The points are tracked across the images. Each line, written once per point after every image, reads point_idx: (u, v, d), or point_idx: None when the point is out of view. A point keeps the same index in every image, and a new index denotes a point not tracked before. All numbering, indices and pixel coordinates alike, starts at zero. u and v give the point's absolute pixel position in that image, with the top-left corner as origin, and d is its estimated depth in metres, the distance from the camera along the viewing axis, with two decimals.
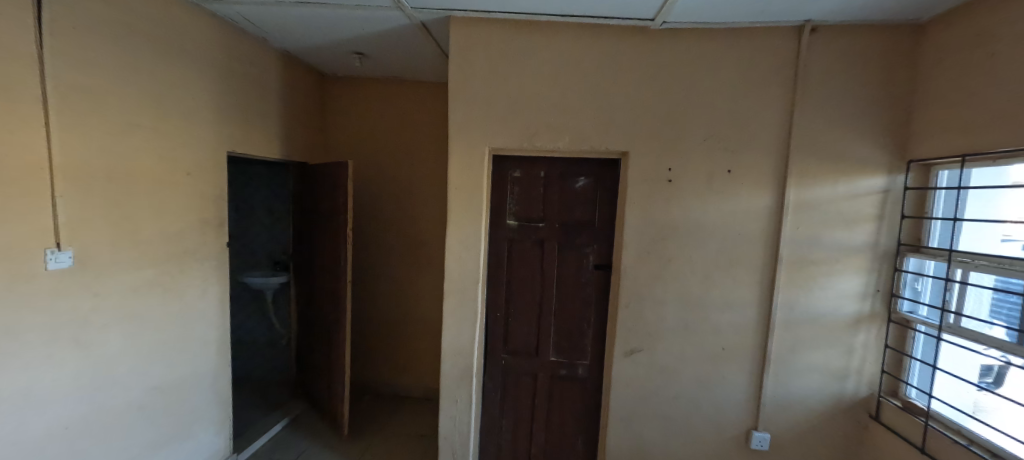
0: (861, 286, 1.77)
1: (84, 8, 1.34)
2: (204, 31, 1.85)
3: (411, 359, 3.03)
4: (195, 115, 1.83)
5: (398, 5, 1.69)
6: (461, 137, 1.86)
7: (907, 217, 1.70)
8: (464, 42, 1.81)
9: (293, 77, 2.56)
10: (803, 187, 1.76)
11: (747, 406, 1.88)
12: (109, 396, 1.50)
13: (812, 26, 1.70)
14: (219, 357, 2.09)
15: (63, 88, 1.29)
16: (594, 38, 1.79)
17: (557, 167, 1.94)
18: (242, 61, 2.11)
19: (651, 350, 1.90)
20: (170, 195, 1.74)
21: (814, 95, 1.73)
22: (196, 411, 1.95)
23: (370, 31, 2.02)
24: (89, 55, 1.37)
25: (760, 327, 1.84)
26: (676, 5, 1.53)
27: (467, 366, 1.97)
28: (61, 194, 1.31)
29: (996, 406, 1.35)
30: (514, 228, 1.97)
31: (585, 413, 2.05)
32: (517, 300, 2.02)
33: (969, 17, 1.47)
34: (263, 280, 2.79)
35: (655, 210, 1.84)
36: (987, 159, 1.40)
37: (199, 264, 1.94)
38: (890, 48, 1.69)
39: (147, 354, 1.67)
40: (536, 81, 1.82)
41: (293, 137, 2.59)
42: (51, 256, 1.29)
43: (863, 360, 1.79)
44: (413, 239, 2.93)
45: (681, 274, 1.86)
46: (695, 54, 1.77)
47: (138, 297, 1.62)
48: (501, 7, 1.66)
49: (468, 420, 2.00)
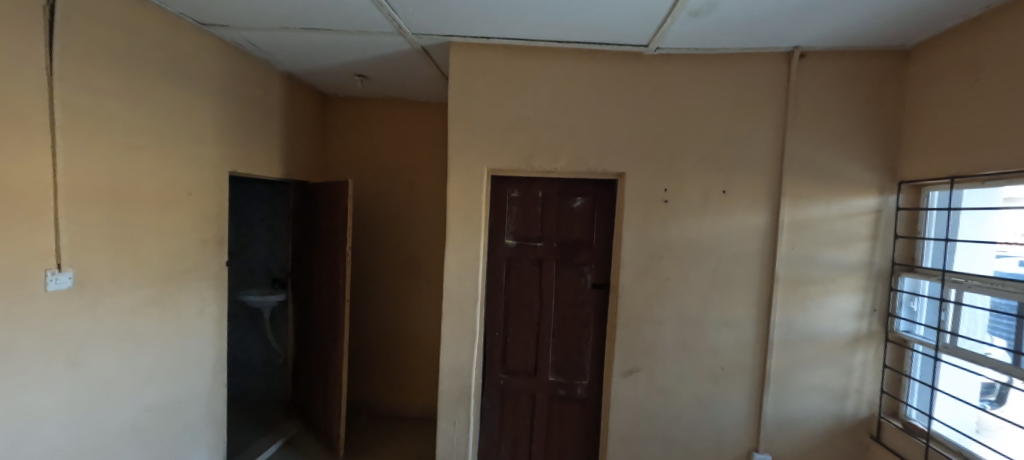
0: (858, 305, 1.78)
1: (94, 35, 1.38)
2: (210, 55, 1.90)
3: (409, 378, 3.00)
4: (198, 136, 1.86)
5: (400, 32, 1.74)
6: (460, 158, 1.89)
7: (900, 237, 1.73)
8: (463, 67, 1.86)
9: (296, 98, 2.61)
10: (797, 207, 1.79)
11: (748, 427, 1.87)
12: (103, 419, 1.48)
13: (801, 52, 1.75)
14: (215, 377, 2.07)
15: (71, 112, 1.32)
16: (590, 63, 1.84)
17: (555, 187, 1.97)
18: (246, 83, 2.15)
19: (650, 370, 1.89)
20: (171, 215, 1.75)
21: (804, 118, 1.78)
22: (190, 432, 1.92)
23: (372, 55, 2.07)
24: (96, 80, 1.40)
25: (758, 346, 1.84)
26: (669, 32, 1.59)
27: (465, 386, 1.95)
28: (65, 216, 1.32)
29: (997, 427, 1.34)
30: (513, 248, 1.99)
31: (585, 434, 2.03)
32: (516, 319, 2.02)
33: (951, 45, 1.52)
34: (261, 298, 2.79)
35: (652, 230, 1.86)
36: (976, 182, 1.43)
37: (198, 283, 1.94)
38: (878, 73, 1.75)
39: (142, 375, 1.65)
40: (534, 103, 1.86)
41: (294, 156, 2.62)
42: (52, 277, 1.29)
43: (862, 380, 1.79)
44: (412, 257, 2.94)
45: (679, 293, 1.87)
46: (688, 78, 1.83)
47: (135, 317, 1.62)
48: (500, 34, 1.72)
49: (466, 442, 1.98)
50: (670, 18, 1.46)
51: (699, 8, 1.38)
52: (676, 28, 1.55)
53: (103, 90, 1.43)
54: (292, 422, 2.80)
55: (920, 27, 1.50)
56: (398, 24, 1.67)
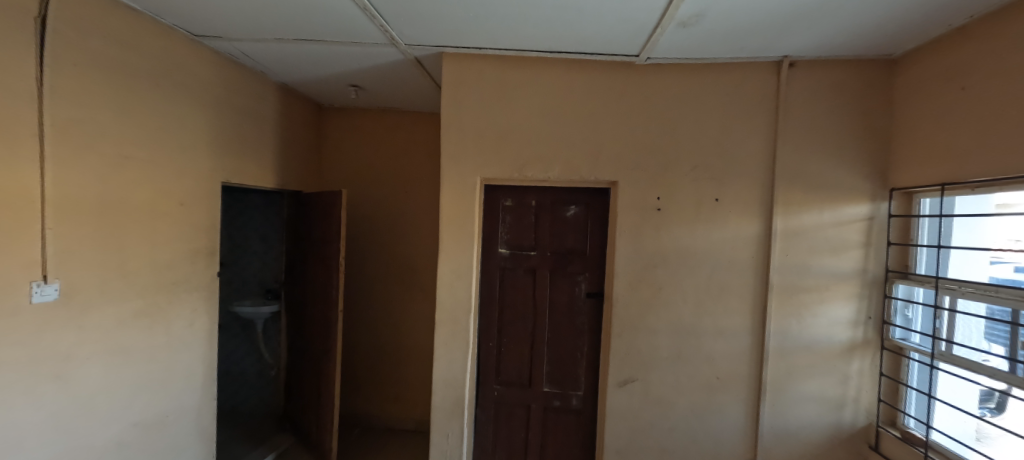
0: (852, 312, 1.78)
1: (86, 47, 1.39)
2: (201, 65, 1.90)
3: (403, 390, 2.96)
4: (190, 147, 1.86)
5: (393, 42, 1.75)
6: (453, 168, 1.89)
7: (893, 244, 1.73)
8: (456, 77, 1.87)
9: (290, 108, 2.61)
10: (790, 215, 1.79)
11: (746, 438, 1.84)
12: (86, 435, 1.44)
13: (790, 61, 1.77)
14: (204, 391, 2.04)
15: (60, 123, 1.32)
16: (582, 72, 1.86)
17: (548, 196, 1.97)
18: (240, 94, 2.16)
19: (647, 380, 1.87)
20: (161, 226, 1.74)
21: (795, 126, 1.79)
22: (179, 447, 1.89)
23: (366, 65, 2.08)
24: (87, 92, 1.40)
25: (755, 355, 1.83)
26: (659, 42, 1.60)
27: (459, 398, 1.92)
28: (51, 227, 1.31)
29: (996, 435, 1.32)
30: (506, 257, 1.98)
31: (581, 447, 2.00)
32: (510, 329, 2.00)
33: (938, 53, 1.54)
34: (253, 309, 2.76)
35: (645, 239, 1.86)
36: (966, 188, 1.43)
37: (188, 294, 1.92)
38: (866, 83, 1.76)
39: (130, 388, 1.62)
40: (526, 113, 1.87)
41: (288, 166, 2.62)
42: (37, 289, 1.27)
43: (860, 388, 1.78)
44: (406, 266, 2.92)
45: (673, 302, 1.86)
46: (679, 87, 1.84)
47: (123, 330, 1.59)
48: (492, 44, 1.72)
49: (459, 455, 1.94)
50: (659, 28, 1.47)
51: (687, 19, 1.40)
52: (666, 38, 1.56)
53: (94, 101, 1.43)
54: (284, 436, 2.75)
55: (906, 36, 1.52)
56: (391, 35, 1.68)
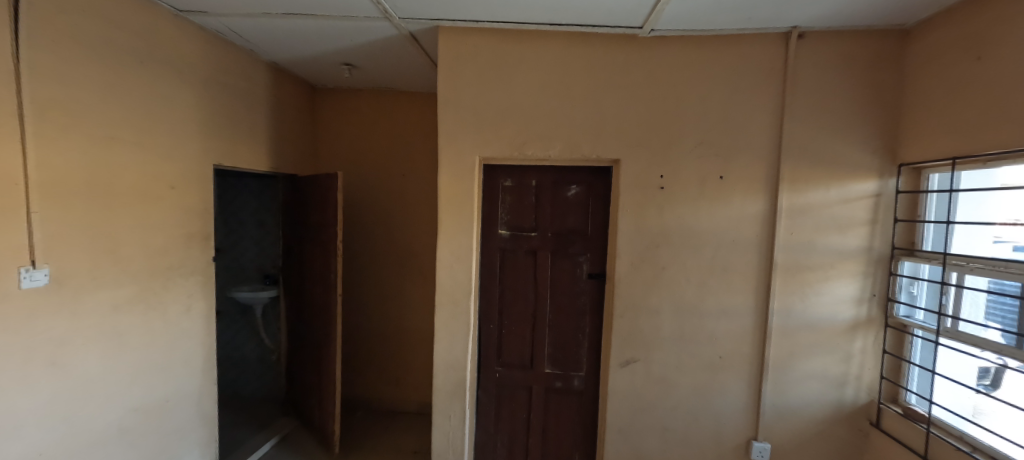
0: (857, 290, 1.76)
1: (64, 20, 1.32)
2: (187, 42, 1.82)
3: (404, 372, 2.97)
4: (179, 128, 1.80)
5: (387, 15, 1.68)
6: (451, 147, 1.84)
7: (900, 220, 1.70)
8: (453, 52, 1.80)
9: (282, 88, 2.54)
10: (795, 192, 1.76)
11: (747, 415, 1.85)
12: (83, 422, 1.42)
13: (800, 32, 1.70)
14: (205, 376, 2.03)
15: (40, 103, 1.26)
16: (583, 45, 1.79)
17: (549, 175, 1.92)
18: (229, 74, 2.08)
19: (648, 360, 1.87)
20: (154, 210, 1.70)
21: (801, 102, 1.74)
22: (181, 432, 1.89)
23: (358, 41, 2.01)
24: (66, 72, 1.33)
25: (757, 334, 1.82)
26: (664, 12, 1.53)
27: (460, 380, 1.92)
28: (38, 212, 1.26)
29: (995, 410, 1.33)
30: (506, 238, 1.95)
31: (582, 426, 2.01)
32: (511, 311, 1.98)
33: (952, 22, 1.49)
34: (251, 294, 2.75)
35: (648, 218, 1.82)
36: (976, 163, 1.40)
37: (184, 279, 1.89)
38: (876, 54, 1.70)
39: (128, 374, 1.60)
40: (525, 89, 1.81)
41: (282, 149, 2.56)
42: (26, 274, 1.23)
43: (862, 366, 1.77)
44: (405, 249, 2.89)
45: (676, 281, 1.84)
46: (684, 62, 1.78)
47: (119, 316, 1.56)
48: (490, 16, 1.65)
49: (462, 436, 1.95)
50: None
51: None
52: (671, 8, 1.50)
53: (77, 79, 1.37)
54: (287, 420, 2.76)
55: (923, 4, 1.46)
56: (384, 7, 1.61)
